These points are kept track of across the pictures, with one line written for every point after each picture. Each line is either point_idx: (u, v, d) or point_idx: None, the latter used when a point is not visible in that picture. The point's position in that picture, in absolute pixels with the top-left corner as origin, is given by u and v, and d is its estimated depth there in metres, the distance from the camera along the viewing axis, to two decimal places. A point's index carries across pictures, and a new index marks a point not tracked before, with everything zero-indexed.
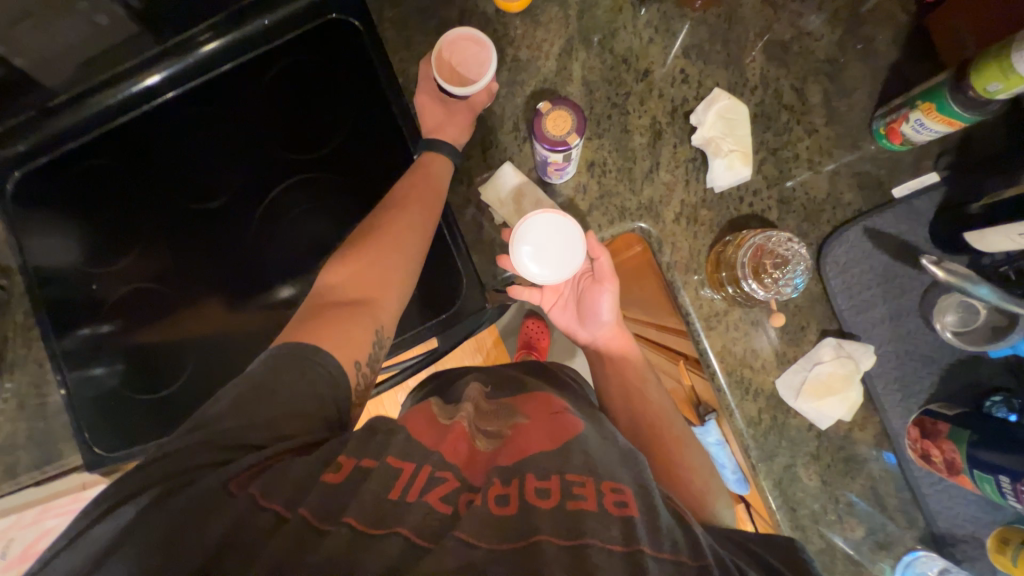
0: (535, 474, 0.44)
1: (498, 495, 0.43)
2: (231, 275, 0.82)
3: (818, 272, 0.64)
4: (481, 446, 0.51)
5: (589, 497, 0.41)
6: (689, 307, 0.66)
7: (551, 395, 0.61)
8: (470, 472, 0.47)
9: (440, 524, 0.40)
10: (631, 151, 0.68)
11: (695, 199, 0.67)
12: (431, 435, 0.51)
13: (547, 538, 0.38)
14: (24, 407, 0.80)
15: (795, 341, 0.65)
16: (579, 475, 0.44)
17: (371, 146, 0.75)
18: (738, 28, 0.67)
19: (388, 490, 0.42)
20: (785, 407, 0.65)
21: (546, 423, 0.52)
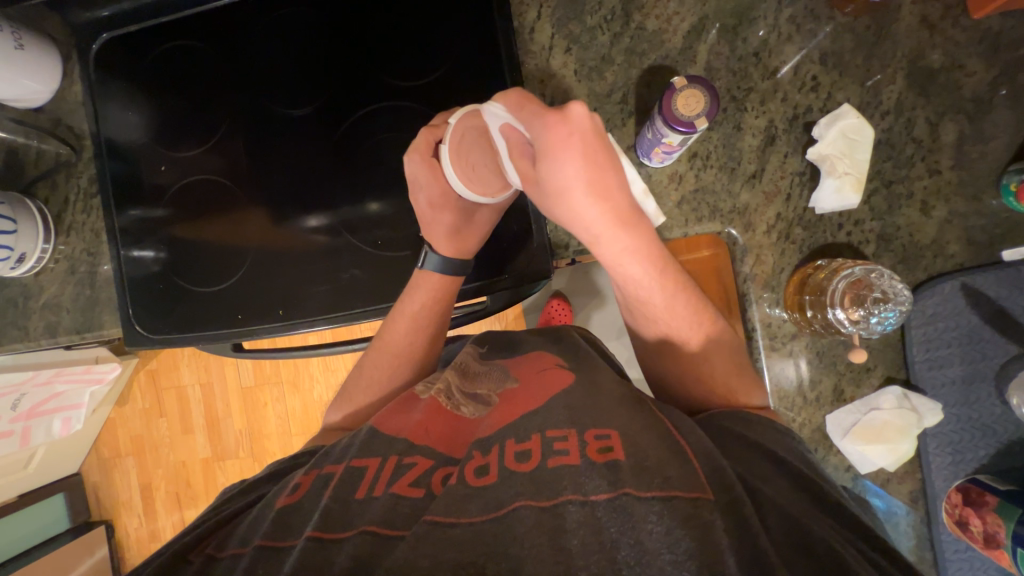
0: (513, 439, 0.48)
1: (478, 466, 0.46)
2: (279, 189, 0.77)
3: (901, 329, 0.62)
4: (474, 417, 0.55)
5: (574, 450, 0.45)
6: (756, 322, 0.65)
7: (544, 352, 0.66)
8: (452, 447, 0.51)
9: (415, 505, 0.44)
10: (739, 151, 0.65)
11: (792, 215, 0.64)
12: (401, 422, 0.55)
13: (523, 502, 0.41)
14: (73, 271, 0.81)
15: (855, 381, 0.64)
16: (560, 430, 0.47)
17: (466, 88, 0.72)
18: (885, 45, 0.63)
19: (355, 489, 0.47)
20: (829, 444, 0.64)
21: (534, 381, 0.57)
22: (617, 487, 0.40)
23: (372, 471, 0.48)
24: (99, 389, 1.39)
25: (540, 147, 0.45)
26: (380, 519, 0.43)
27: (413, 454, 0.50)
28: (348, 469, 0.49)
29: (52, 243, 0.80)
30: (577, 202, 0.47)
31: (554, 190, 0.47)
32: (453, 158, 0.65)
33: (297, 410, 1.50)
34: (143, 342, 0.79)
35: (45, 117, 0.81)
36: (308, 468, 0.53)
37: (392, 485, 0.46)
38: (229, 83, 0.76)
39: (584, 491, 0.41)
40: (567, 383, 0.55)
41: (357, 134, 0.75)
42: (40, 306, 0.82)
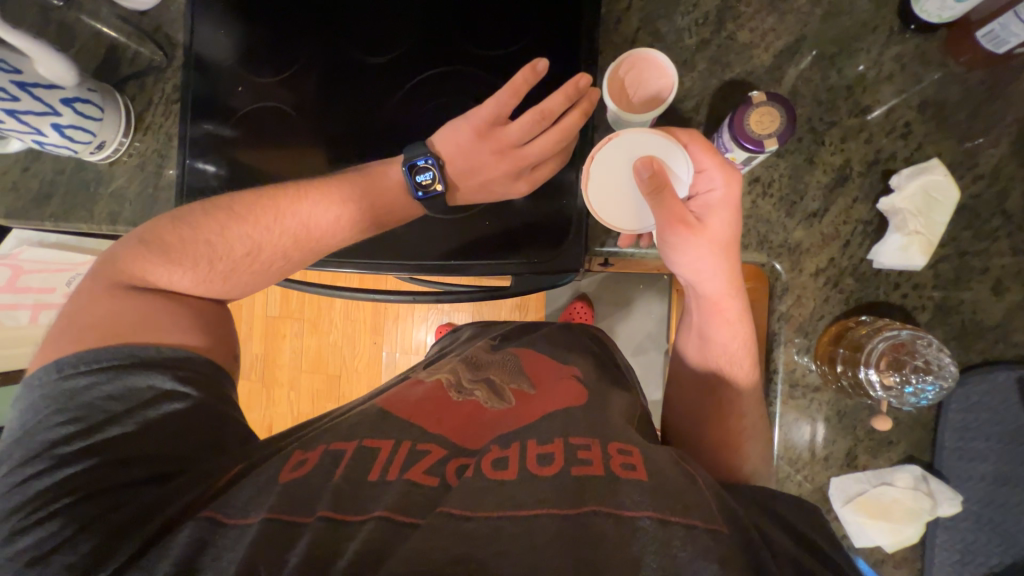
0: (535, 441, 0.50)
1: (495, 459, 0.48)
2: (344, 131, 0.79)
3: (935, 418, 0.58)
4: (489, 406, 0.59)
5: (596, 462, 0.47)
6: (780, 365, 0.62)
7: (542, 352, 0.72)
8: (466, 440, 0.53)
9: (431, 493, 0.45)
10: (805, 186, 0.61)
11: (846, 263, 0.60)
12: (411, 410, 0.58)
13: (546, 512, 0.42)
14: (143, 168, 0.86)
15: (872, 450, 0.60)
16: (586, 439, 0.50)
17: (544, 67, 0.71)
18: (996, 104, 0.58)
19: (367, 473, 0.48)
20: (827, 508, 0.61)
21: (552, 388, 0.61)
22: (641, 509, 0.42)
23: (385, 455, 0.50)
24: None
25: (714, 200, 0.55)
26: (396, 504, 0.44)
27: (427, 443, 0.52)
28: (360, 449, 0.51)
29: (130, 139, 0.86)
30: (724, 257, 0.56)
31: (713, 238, 0.55)
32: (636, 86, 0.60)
33: (312, 348, 1.62)
34: None
35: (148, 21, 0.86)
36: (304, 444, 0.53)
37: (407, 471, 0.48)
38: (319, 21, 0.79)
39: (611, 503, 0.43)
40: (585, 395, 0.59)
41: (426, 93, 0.76)
42: (109, 194, 0.87)
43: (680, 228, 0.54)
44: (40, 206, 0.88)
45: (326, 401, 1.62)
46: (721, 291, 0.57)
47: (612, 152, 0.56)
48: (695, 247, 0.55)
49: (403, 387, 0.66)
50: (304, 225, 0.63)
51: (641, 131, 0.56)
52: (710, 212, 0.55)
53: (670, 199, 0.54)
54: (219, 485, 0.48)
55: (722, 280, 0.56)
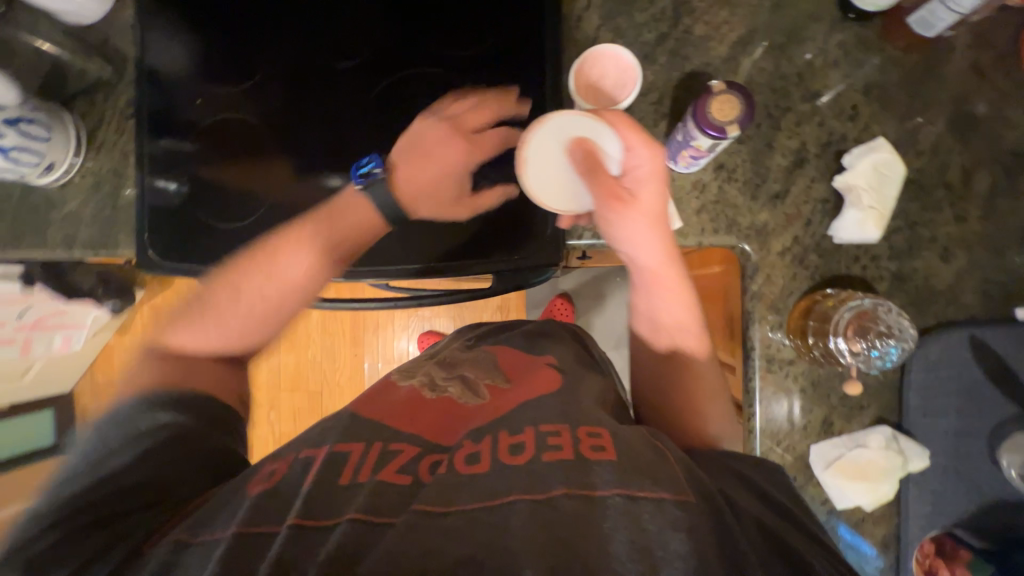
0: (507, 433, 0.51)
1: (468, 454, 0.49)
2: (310, 140, 0.78)
3: (901, 376, 0.62)
4: (464, 402, 0.60)
5: (567, 446, 0.48)
6: (756, 342, 0.65)
7: (517, 350, 0.74)
8: (440, 436, 0.54)
9: (403, 491, 0.46)
10: (767, 169, 0.64)
11: (810, 240, 0.64)
12: (382, 410, 0.59)
13: (519, 496, 0.43)
14: (98, 188, 0.82)
15: (845, 416, 0.63)
16: (556, 426, 0.51)
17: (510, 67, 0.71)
18: (931, 84, 0.62)
19: (338, 474, 0.48)
20: (809, 474, 0.64)
21: (526, 382, 0.62)
22: (613, 487, 0.44)
23: (358, 456, 0.50)
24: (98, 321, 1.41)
25: (642, 175, 0.58)
26: (366, 507, 0.43)
27: (401, 443, 0.53)
28: (331, 454, 0.51)
29: (81, 159, 0.82)
30: (659, 228, 0.59)
31: (645, 209, 0.58)
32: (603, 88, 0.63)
33: (290, 365, 1.58)
34: (154, 267, 0.79)
35: (95, 35, 0.82)
36: (280, 455, 0.53)
37: (379, 472, 0.48)
38: (277, 29, 0.77)
39: (587, 485, 0.44)
40: (557, 384, 0.61)
41: (394, 97, 0.76)
42: (62, 217, 0.83)
43: (614, 205, 0.57)
44: None
45: (308, 420, 1.57)
46: (660, 262, 0.60)
47: (542, 136, 0.57)
48: (630, 219, 0.58)
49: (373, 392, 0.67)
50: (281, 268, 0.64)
51: (568, 114, 0.58)
52: (641, 186, 0.58)
53: (602, 175, 0.57)
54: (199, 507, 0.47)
55: (659, 251, 0.59)
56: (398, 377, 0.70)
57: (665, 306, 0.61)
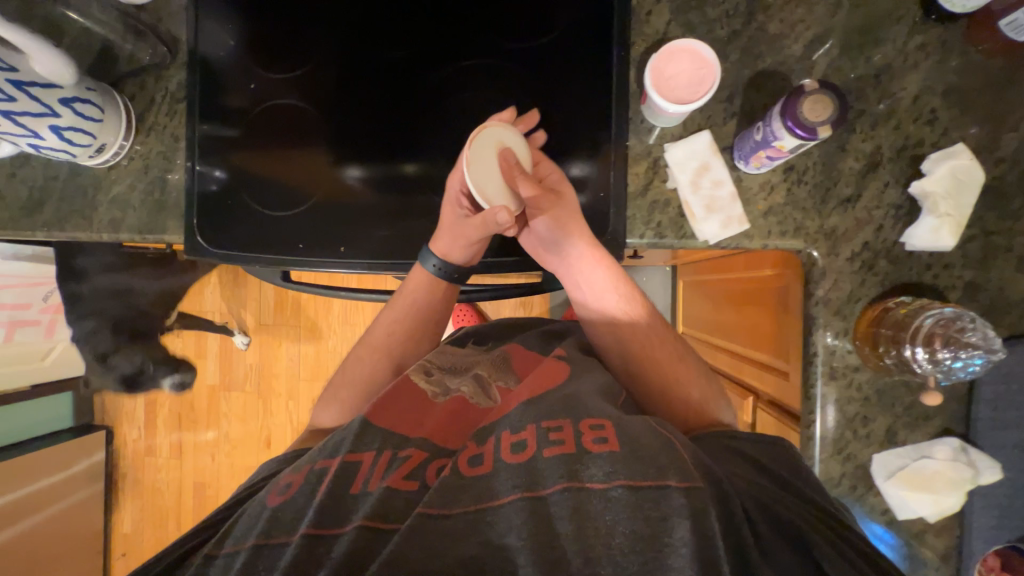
0: (510, 431, 0.50)
1: (471, 456, 0.49)
2: (362, 129, 0.77)
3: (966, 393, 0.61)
4: (476, 402, 0.59)
5: (569, 440, 0.48)
6: (819, 349, 0.64)
7: (522, 349, 0.72)
8: (446, 438, 0.55)
9: (409, 496, 0.47)
10: (838, 172, 0.63)
11: (880, 246, 0.62)
12: (397, 406, 0.57)
13: (520, 494, 0.44)
14: (147, 171, 0.81)
15: (910, 426, 0.62)
16: (556, 420, 0.50)
17: (571, 61, 0.70)
18: (1014, 91, 0.61)
19: (349, 484, 0.49)
20: (869, 483, 0.63)
21: (534, 375, 0.61)
22: (612, 478, 0.44)
23: (369, 462, 0.51)
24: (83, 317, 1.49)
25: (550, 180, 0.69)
26: (373, 512, 0.45)
27: (407, 448, 0.53)
28: (341, 464, 0.51)
29: (130, 142, 0.81)
30: (574, 216, 0.66)
31: (557, 199, 0.67)
32: (679, 77, 0.60)
33: (310, 355, 1.58)
34: (203, 251, 0.76)
35: (147, 14, 0.81)
36: (297, 466, 0.56)
37: (388, 479, 0.49)
38: (330, 15, 0.75)
39: (581, 478, 0.44)
40: (563, 375, 0.60)
41: (450, 88, 0.75)
42: (108, 200, 0.82)
43: (540, 195, 0.66)
44: (30, 215, 0.82)
45: None
46: (582, 245, 0.66)
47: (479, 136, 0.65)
48: (548, 210, 0.66)
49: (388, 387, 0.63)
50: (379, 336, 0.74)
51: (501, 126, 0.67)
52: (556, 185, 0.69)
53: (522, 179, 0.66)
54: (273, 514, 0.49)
55: (579, 235, 0.66)
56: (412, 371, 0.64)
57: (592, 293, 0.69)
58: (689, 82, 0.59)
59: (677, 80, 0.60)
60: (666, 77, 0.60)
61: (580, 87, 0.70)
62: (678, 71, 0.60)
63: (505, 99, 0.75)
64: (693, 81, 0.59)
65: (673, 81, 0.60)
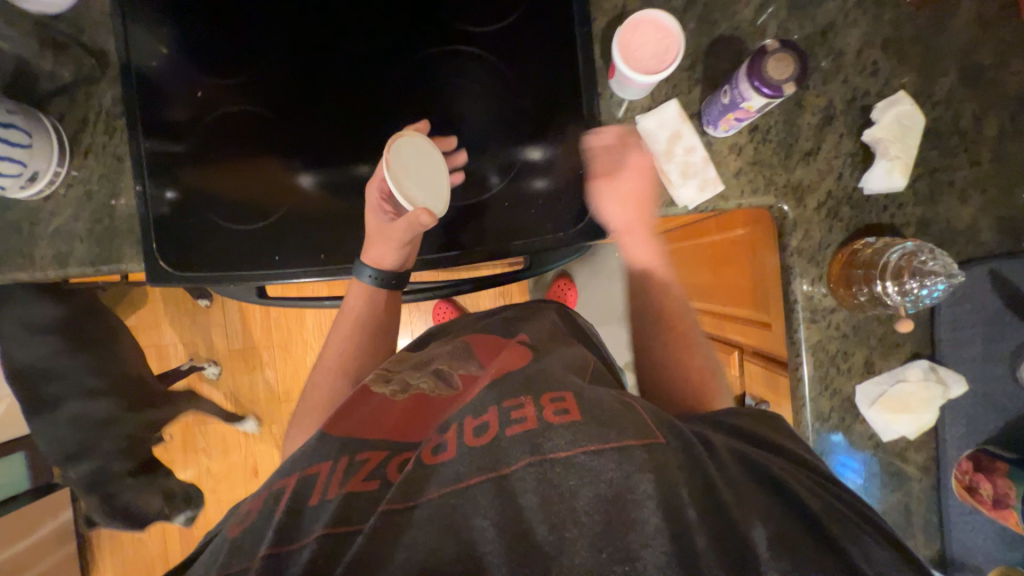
0: (471, 415, 0.47)
1: (434, 447, 0.45)
2: (324, 134, 0.73)
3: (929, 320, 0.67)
4: (434, 394, 0.57)
5: (530, 416, 0.44)
6: (798, 296, 0.68)
7: (487, 336, 0.69)
8: (409, 434, 0.51)
9: (370, 499, 0.42)
10: (798, 129, 0.67)
11: (841, 193, 0.67)
12: (354, 409, 0.54)
13: (487, 477, 0.41)
14: (90, 197, 0.74)
15: (884, 356, 0.68)
16: (516, 399, 0.47)
17: (534, 44, 0.70)
18: (942, 38, 0.66)
19: (322, 490, 0.44)
20: (855, 413, 0.68)
21: (496, 361, 0.59)
22: (579, 445, 0.41)
23: (326, 471, 0.46)
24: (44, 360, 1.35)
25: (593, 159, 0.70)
26: (335, 518, 0.40)
27: (365, 451, 0.48)
28: (299, 480, 0.46)
29: (66, 167, 0.73)
30: (618, 197, 0.71)
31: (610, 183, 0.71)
32: (645, 45, 0.61)
33: (289, 375, 1.51)
34: (167, 277, 0.72)
35: (66, 25, 0.74)
36: (253, 496, 0.49)
37: (345, 485, 0.44)
38: (274, 15, 0.71)
39: (544, 451, 0.41)
40: (526, 356, 0.58)
41: (414, 84, 0.73)
42: (50, 233, 0.74)
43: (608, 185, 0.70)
44: None
45: None
46: (621, 222, 0.73)
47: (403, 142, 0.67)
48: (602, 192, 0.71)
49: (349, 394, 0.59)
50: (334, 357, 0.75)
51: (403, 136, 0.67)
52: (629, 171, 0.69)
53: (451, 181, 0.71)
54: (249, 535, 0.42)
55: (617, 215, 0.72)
56: (370, 381, 0.60)
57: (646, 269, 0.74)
58: (655, 49, 0.61)
59: (644, 49, 0.61)
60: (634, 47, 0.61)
61: (543, 65, 0.69)
62: (643, 44, 0.61)
63: (472, 88, 0.72)
64: (658, 48, 0.61)
65: (640, 49, 0.61)
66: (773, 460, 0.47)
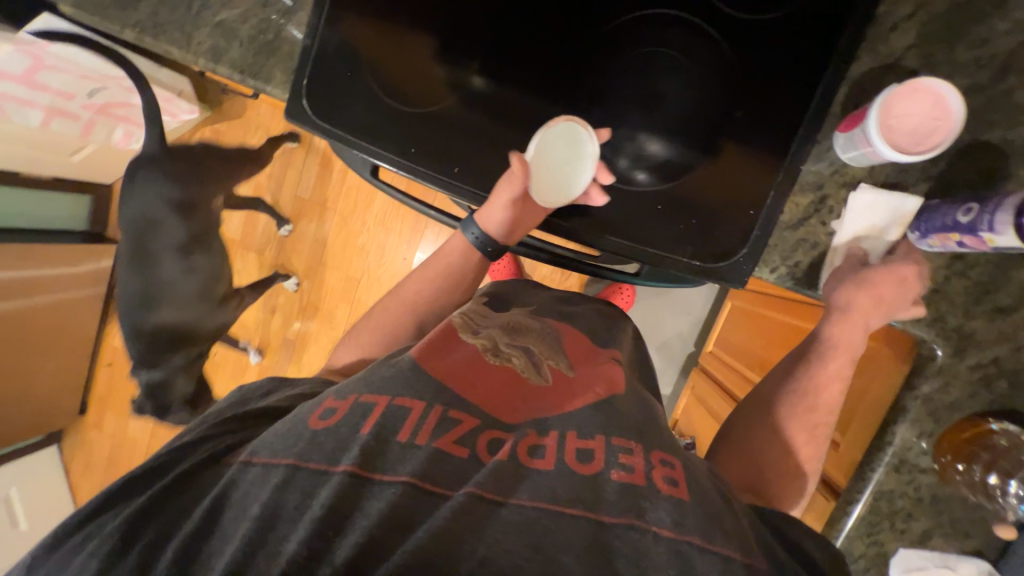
0: (575, 433, 0.47)
1: (532, 446, 0.46)
2: (515, 60, 0.65)
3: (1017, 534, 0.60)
4: (527, 377, 0.54)
5: (639, 472, 0.44)
6: (896, 442, 0.62)
7: (586, 336, 0.64)
8: (499, 409, 0.50)
9: (461, 465, 0.43)
10: (1006, 278, 0.59)
11: (1010, 365, 0.59)
12: (445, 367, 0.52)
13: (574, 513, 0.40)
14: (265, 6, 0.71)
15: (948, 537, 0.63)
16: (624, 443, 0.47)
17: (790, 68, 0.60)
18: None
19: (397, 431, 0.45)
20: (883, 570, 0.65)
21: (593, 371, 0.55)
22: (681, 531, 0.40)
23: (417, 414, 0.47)
24: (168, 121, 1.35)
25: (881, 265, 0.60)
26: (423, 471, 0.41)
27: (460, 411, 0.48)
28: (392, 406, 0.47)
29: None
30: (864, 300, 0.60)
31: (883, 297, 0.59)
32: (915, 116, 0.53)
33: (337, 243, 1.52)
34: (303, 118, 0.68)
35: None
36: (340, 392, 0.51)
37: (438, 439, 0.44)
38: None
39: (643, 517, 0.41)
40: (619, 387, 0.54)
41: (631, 37, 0.62)
42: (213, 23, 0.72)
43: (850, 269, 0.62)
44: (125, 8, 0.73)
45: (337, 301, 1.54)
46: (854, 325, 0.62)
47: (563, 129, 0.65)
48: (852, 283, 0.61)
49: (440, 335, 0.57)
50: (409, 291, 0.78)
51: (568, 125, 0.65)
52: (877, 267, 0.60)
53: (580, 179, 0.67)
54: (336, 442, 0.44)
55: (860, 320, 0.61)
56: (460, 325, 0.60)
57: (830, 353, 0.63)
58: (922, 130, 0.54)
59: (911, 121, 0.53)
60: (904, 110, 0.53)
61: (785, 94, 0.60)
62: (913, 115, 0.53)
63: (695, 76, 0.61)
64: (925, 130, 0.54)
65: (904, 119, 0.53)
66: None
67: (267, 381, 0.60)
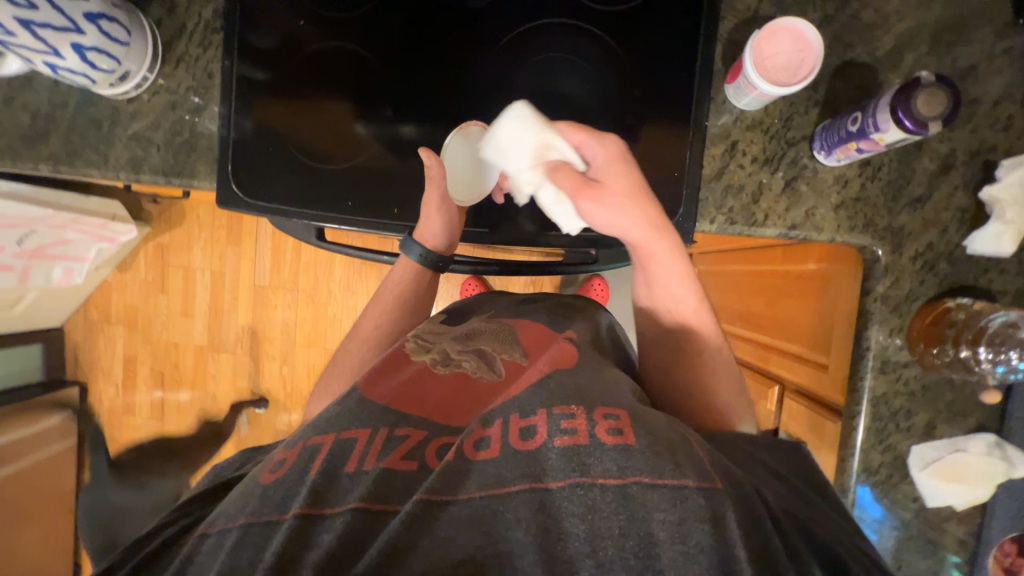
0: (518, 414, 0.44)
1: (475, 439, 0.44)
2: (423, 95, 0.68)
3: (1004, 398, 0.64)
4: (478, 377, 0.55)
5: (581, 430, 0.41)
6: (873, 346, 0.65)
7: (541, 325, 0.65)
8: (450, 416, 0.50)
9: (412, 480, 0.42)
10: (912, 172, 0.64)
11: (943, 248, 0.64)
12: (412, 391, 0.52)
13: (528, 486, 0.39)
14: (174, 108, 0.73)
15: (949, 422, 0.65)
16: (567, 408, 0.43)
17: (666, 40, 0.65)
18: None
19: (388, 458, 0.44)
20: (904, 472, 0.66)
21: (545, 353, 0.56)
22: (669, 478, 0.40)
23: (363, 442, 0.46)
24: (106, 247, 1.31)
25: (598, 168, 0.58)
26: (370, 494, 0.40)
27: (404, 427, 0.47)
28: (337, 442, 0.46)
29: (155, 75, 0.72)
30: (625, 207, 0.57)
31: (621, 190, 0.57)
32: (782, 52, 0.60)
33: (306, 320, 1.50)
34: (234, 201, 0.70)
35: None
36: (289, 442, 0.50)
37: (384, 459, 0.44)
38: None
39: (591, 473, 0.38)
40: (571, 359, 0.54)
41: (522, 49, 0.67)
42: (127, 136, 0.74)
43: (587, 187, 0.57)
44: (34, 145, 0.73)
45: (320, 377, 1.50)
46: (646, 236, 0.58)
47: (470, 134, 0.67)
48: (603, 204, 0.57)
49: (389, 361, 0.57)
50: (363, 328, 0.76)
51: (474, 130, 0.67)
52: (603, 170, 0.58)
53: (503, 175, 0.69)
54: (290, 487, 0.42)
55: (640, 226, 0.58)
56: (411, 350, 0.60)
57: (663, 274, 0.61)
58: (791, 63, 0.60)
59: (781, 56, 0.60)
60: (772, 50, 0.60)
61: (671, 63, 0.66)
62: (778, 53, 0.60)
63: (589, 70, 0.66)
64: (793, 63, 0.60)
65: (775, 57, 0.60)
66: (826, 507, 0.47)
67: (238, 457, 0.59)
